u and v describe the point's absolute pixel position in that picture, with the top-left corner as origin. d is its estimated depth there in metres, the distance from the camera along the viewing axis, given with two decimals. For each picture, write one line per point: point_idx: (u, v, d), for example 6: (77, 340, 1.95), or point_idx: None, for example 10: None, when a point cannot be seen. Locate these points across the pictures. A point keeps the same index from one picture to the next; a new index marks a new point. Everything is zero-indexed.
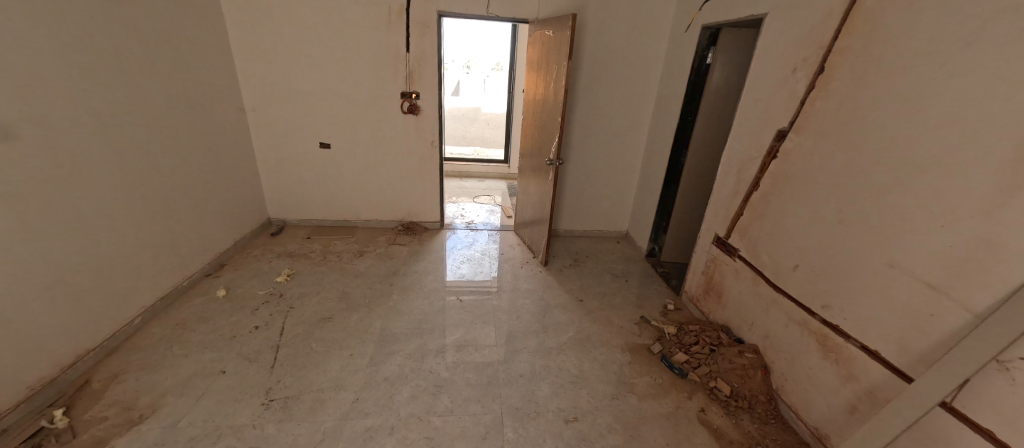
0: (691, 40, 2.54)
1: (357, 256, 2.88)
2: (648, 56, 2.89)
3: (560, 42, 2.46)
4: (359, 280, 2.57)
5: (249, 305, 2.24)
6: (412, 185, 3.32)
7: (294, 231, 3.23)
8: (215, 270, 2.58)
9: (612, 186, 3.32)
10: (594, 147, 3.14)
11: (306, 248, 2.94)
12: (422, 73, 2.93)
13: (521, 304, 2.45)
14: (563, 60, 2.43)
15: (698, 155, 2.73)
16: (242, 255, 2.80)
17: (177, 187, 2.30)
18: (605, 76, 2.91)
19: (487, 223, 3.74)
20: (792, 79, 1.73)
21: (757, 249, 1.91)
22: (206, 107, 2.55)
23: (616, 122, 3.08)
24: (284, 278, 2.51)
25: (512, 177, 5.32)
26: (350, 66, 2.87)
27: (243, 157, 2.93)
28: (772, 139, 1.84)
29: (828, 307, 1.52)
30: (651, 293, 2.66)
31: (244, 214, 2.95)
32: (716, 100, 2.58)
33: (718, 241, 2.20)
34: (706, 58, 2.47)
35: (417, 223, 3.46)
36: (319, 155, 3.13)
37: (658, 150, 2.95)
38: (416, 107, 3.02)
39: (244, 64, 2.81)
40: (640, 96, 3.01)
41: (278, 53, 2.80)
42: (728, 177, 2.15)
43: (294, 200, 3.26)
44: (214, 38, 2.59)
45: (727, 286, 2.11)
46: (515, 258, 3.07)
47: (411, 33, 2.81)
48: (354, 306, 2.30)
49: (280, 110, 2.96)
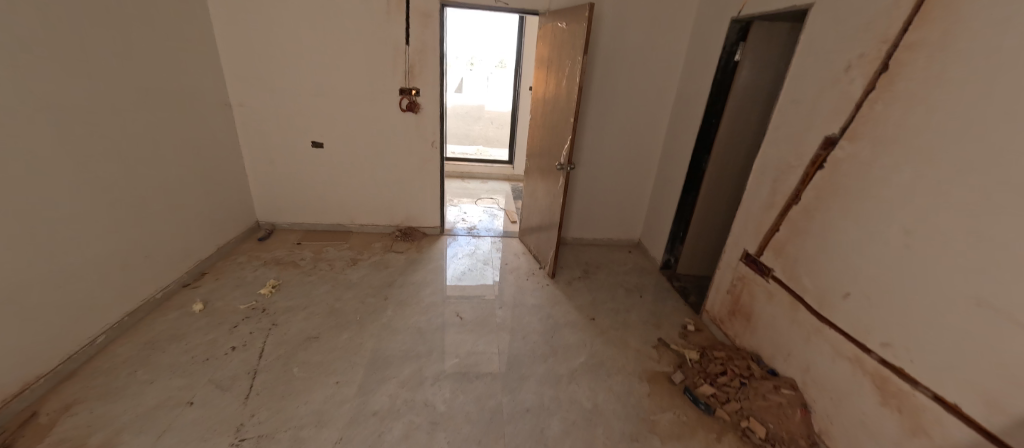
0: (719, 35, 2.32)
1: (350, 265, 2.66)
2: (668, 53, 2.67)
3: (575, 35, 2.24)
4: (351, 293, 2.36)
5: (227, 321, 2.03)
6: (411, 188, 3.10)
7: (284, 236, 3.01)
8: (195, 279, 2.37)
9: (624, 192, 3.10)
10: (607, 151, 2.93)
11: (295, 255, 2.72)
12: (422, 69, 2.72)
13: (527, 321, 2.24)
14: (578, 55, 2.21)
15: (721, 162, 2.52)
16: (225, 263, 2.58)
17: (151, 190, 2.08)
18: (621, 73, 2.69)
19: (490, 229, 3.52)
20: (844, 79, 1.50)
21: (796, 270, 1.69)
22: (187, 102, 2.34)
23: (632, 123, 2.86)
24: (269, 290, 2.30)
25: (516, 179, 5.10)
26: (344, 60, 2.66)
27: (229, 156, 2.72)
28: (817, 146, 1.62)
29: (889, 345, 1.31)
30: (668, 311, 2.44)
31: (230, 218, 2.74)
32: (744, 102, 2.36)
33: (748, 259, 1.99)
34: (735, 55, 2.25)
35: (415, 228, 3.24)
36: (311, 155, 2.92)
37: (678, 154, 2.73)
38: (416, 105, 2.80)
39: (231, 56, 2.59)
40: (658, 96, 2.79)
41: (267, 45, 2.58)
42: (761, 187, 1.93)
43: (285, 203, 3.05)
44: (196, 27, 2.37)
45: (758, 309, 1.90)
46: (520, 268, 2.85)
47: (412, 24, 2.60)
48: (344, 323, 2.09)
49: (270, 106, 2.75)
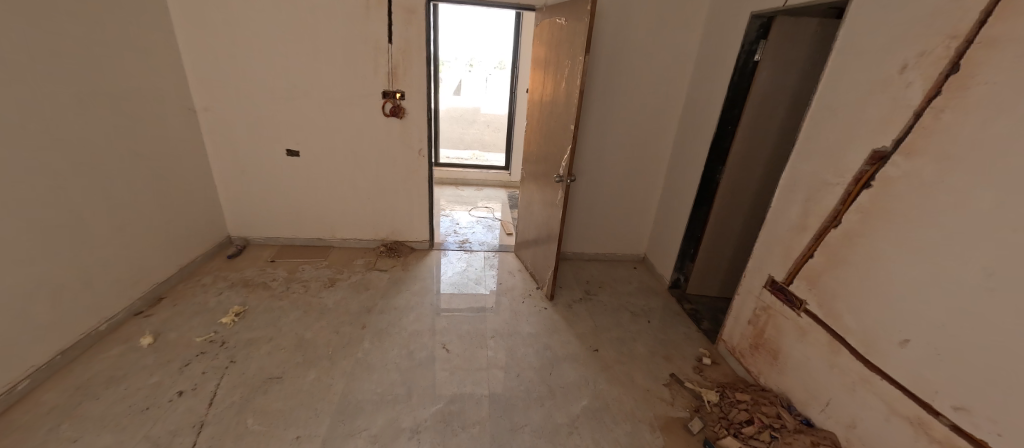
0: (736, 32, 2.07)
1: (327, 286, 2.40)
2: (677, 52, 2.42)
3: (575, 31, 1.98)
4: (325, 321, 2.10)
5: (179, 358, 1.77)
6: (397, 199, 2.85)
7: (257, 252, 2.75)
8: (149, 306, 2.11)
9: (628, 203, 2.85)
10: (610, 159, 2.68)
11: (267, 275, 2.46)
12: (407, 70, 2.48)
13: (522, 353, 1.99)
14: (578, 54, 1.96)
15: (737, 173, 2.27)
16: (187, 285, 2.33)
17: (93, 207, 1.83)
18: (626, 75, 2.45)
19: (484, 242, 3.26)
20: (897, 82, 1.26)
21: (836, 305, 1.45)
22: (143, 107, 2.08)
23: (637, 129, 2.61)
24: (231, 319, 2.04)
25: (513, 185, 4.85)
26: (320, 60, 2.41)
27: (194, 166, 2.47)
28: (863, 161, 1.37)
29: (965, 410, 1.06)
30: (679, 339, 2.19)
31: (195, 234, 2.48)
32: (764, 108, 2.12)
33: (774, 286, 1.74)
34: (755, 54, 2.03)
35: (402, 243, 2.98)
36: (286, 164, 2.66)
37: (689, 164, 2.48)
38: (401, 109, 2.56)
39: (194, 56, 2.34)
40: (666, 99, 2.54)
41: (234, 43, 2.33)
42: (789, 206, 1.68)
43: (259, 216, 2.79)
44: (152, 24, 2.13)
45: (788, 346, 1.65)
46: (515, 288, 2.60)
47: (395, 21, 2.35)
48: (313, 359, 1.84)
49: (239, 111, 2.49)
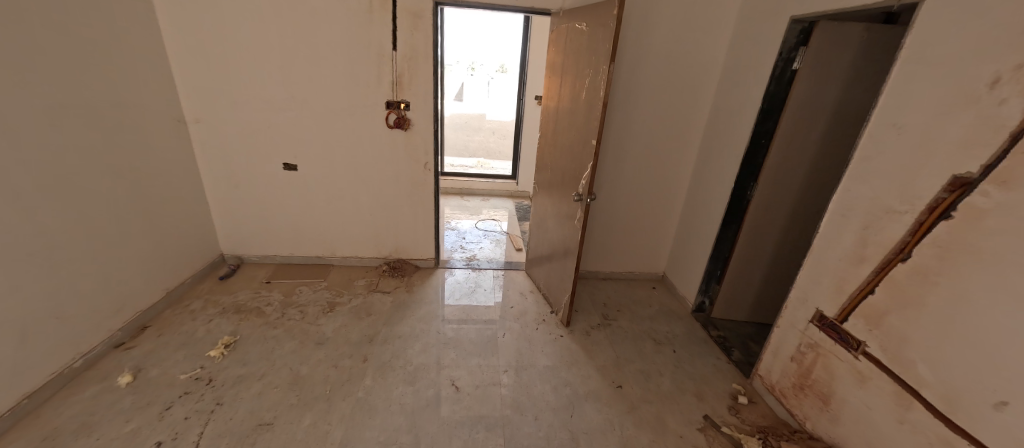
0: (772, 38, 1.90)
1: (325, 312, 2.23)
2: (703, 59, 2.24)
3: (596, 37, 1.81)
4: (322, 353, 1.92)
5: (160, 400, 1.60)
6: (401, 214, 2.67)
7: (252, 271, 2.58)
8: (132, 336, 1.94)
9: (647, 220, 2.67)
10: (629, 174, 2.51)
11: (261, 298, 2.29)
12: (412, 78, 2.31)
13: (539, 392, 1.80)
14: (601, 62, 1.78)
15: (770, 190, 2.10)
16: (175, 311, 2.15)
17: (69, 232, 1.66)
18: (648, 84, 2.28)
19: (492, 259, 3.08)
20: (986, 99, 1.08)
21: (906, 352, 1.26)
22: (127, 120, 1.92)
23: (658, 142, 2.44)
24: (220, 352, 1.86)
25: (520, 195, 4.68)
26: (320, 69, 2.25)
27: (184, 181, 2.30)
28: (940, 188, 1.18)
29: None
30: (709, 372, 2.00)
31: (184, 255, 2.31)
32: (803, 120, 1.94)
33: (824, 322, 1.55)
34: (794, 62, 1.85)
35: (405, 261, 2.80)
36: (283, 179, 2.49)
37: (716, 179, 2.30)
38: (405, 120, 2.39)
39: (184, 63, 2.18)
40: (690, 109, 2.37)
41: (227, 50, 2.17)
42: (842, 233, 1.50)
43: (253, 234, 2.62)
44: (139, 30, 1.97)
45: (843, 391, 1.46)
46: (528, 311, 2.42)
47: (399, 26, 2.19)
48: (309, 400, 1.65)
49: (233, 122, 2.33)
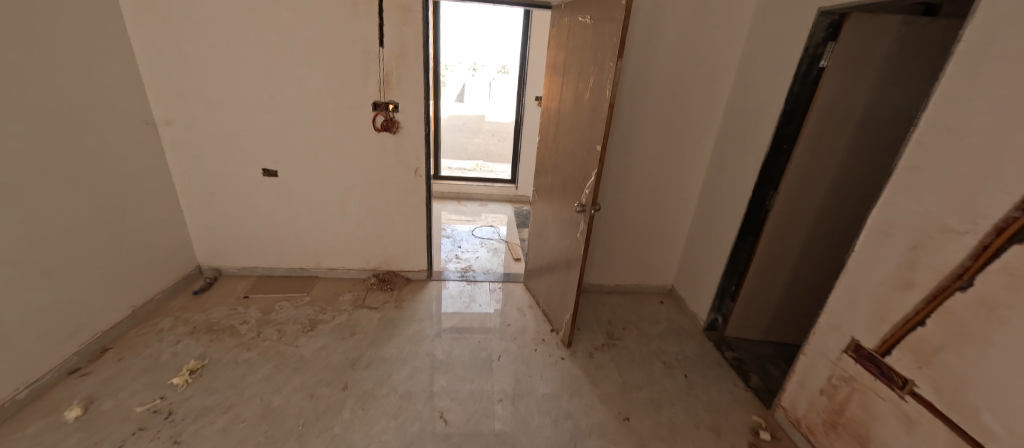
0: (798, 32, 1.71)
1: (305, 331, 2.05)
2: (718, 57, 2.06)
3: (603, 31, 1.62)
4: (298, 380, 1.73)
5: (110, 438, 1.42)
6: (390, 223, 2.49)
7: (230, 285, 2.40)
8: (90, 361, 1.76)
9: (655, 229, 2.49)
10: (635, 181, 2.33)
11: (236, 316, 2.11)
12: (402, 78, 2.14)
13: (538, 425, 1.61)
14: (607, 59, 1.59)
15: (792, 201, 1.91)
16: (141, 330, 1.98)
17: (19, 248, 1.49)
18: (657, 84, 2.10)
19: (489, 269, 2.90)
20: None
21: (966, 397, 1.07)
22: (90, 123, 1.75)
23: (668, 147, 2.26)
24: (184, 379, 1.68)
25: (519, 200, 4.51)
26: (301, 66, 2.07)
27: (155, 188, 2.12)
28: (1008, 207, 0.99)
29: None
30: (726, 401, 1.81)
31: (155, 268, 2.14)
32: (829, 123, 1.75)
33: (861, 354, 1.37)
34: (821, 60, 1.67)
35: (395, 272, 2.62)
36: (263, 185, 2.31)
37: (731, 187, 2.12)
38: (394, 123, 2.21)
39: (152, 60, 2.00)
40: (702, 111, 2.18)
41: (199, 46, 1.99)
42: (882, 254, 1.31)
43: (232, 244, 2.44)
44: (102, 25, 1.80)
45: (887, 436, 1.27)
46: (526, 329, 2.23)
47: (386, 21, 2.01)
48: (280, 437, 1.47)
49: (207, 124, 2.15)
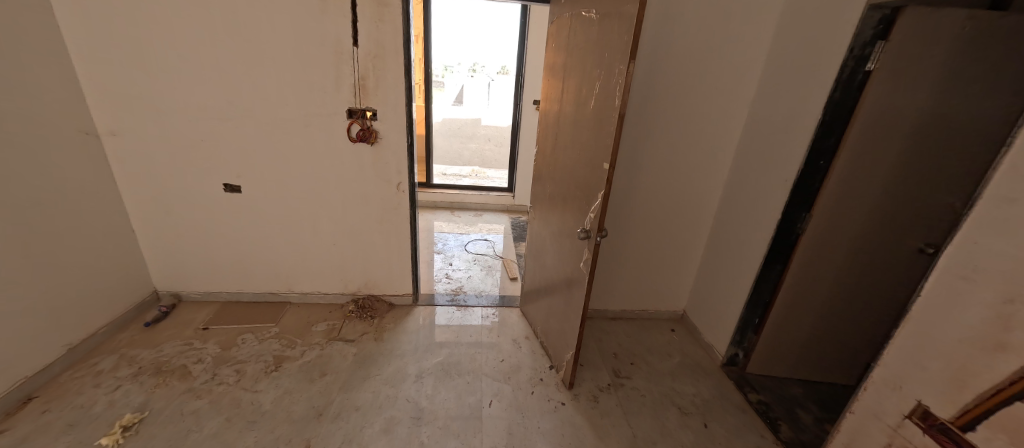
0: (841, 29, 1.45)
1: (267, 372, 1.78)
2: (739, 58, 1.80)
3: (610, 27, 1.36)
4: (252, 439, 1.47)
5: None
6: (370, 243, 2.23)
7: (190, 314, 2.14)
8: (7, 414, 1.49)
9: (666, 251, 2.24)
10: (644, 198, 2.08)
11: (191, 354, 1.85)
12: (379, 81, 1.88)
13: None
14: (615, 61, 1.34)
15: (827, 225, 1.65)
16: (77, 372, 1.71)
17: None
18: (670, 90, 1.85)
19: (481, 292, 2.64)
20: None
21: None
22: (17, 136, 1.50)
23: (682, 160, 2.00)
24: (115, 439, 1.42)
25: (516, 210, 4.26)
26: (265, 69, 1.81)
27: (99, 207, 1.86)
28: None
29: None
30: None
31: (100, 298, 1.88)
32: (874, 136, 1.50)
33: (932, 424, 1.03)
34: (868, 62, 1.41)
35: (377, 297, 2.36)
36: (225, 203, 2.06)
37: (756, 207, 1.87)
38: (371, 132, 1.95)
39: (90, 59, 1.73)
40: (722, 119, 1.92)
41: (143, 43, 1.73)
42: None
43: (194, 267, 2.18)
44: (29, 21, 1.54)
45: None
46: (522, 366, 1.97)
47: (360, 17, 1.76)
48: None
49: (159, 135, 1.89)
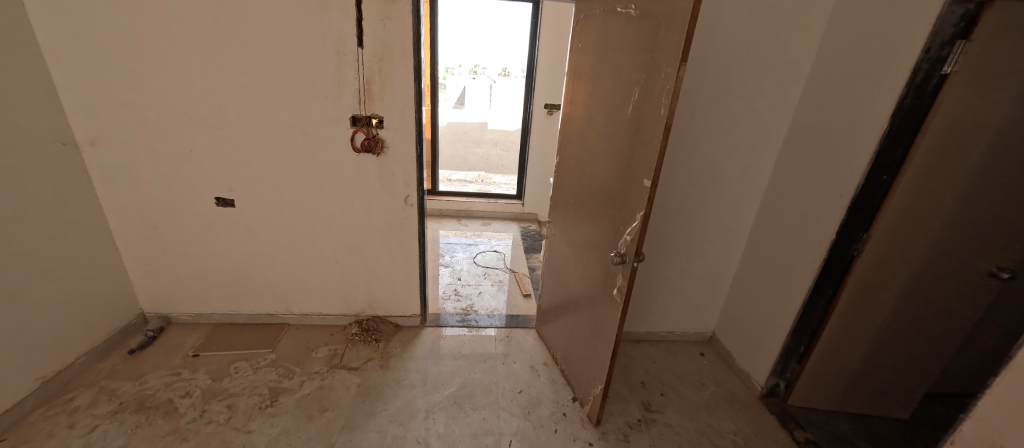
0: (913, 27, 1.28)
1: (262, 408, 1.61)
2: (784, 60, 1.64)
3: (653, 24, 1.19)
4: None
5: None
6: (375, 261, 2.06)
7: (180, 338, 1.97)
8: None
9: (696, 269, 2.06)
10: (675, 213, 1.91)
11: (178, 386, 1.68)
12: (386, 85, 1.71)
13: None
14: (659, 63, 1.17)
15: (889, 247, 1.48)
16: (51, 409, 1.54)
17: None
18: (706, 96, 1.68)
19: (494, 310, 2.46)
20: None
21: None
22: None
23: (717, 171, 1.83)
24: None
25: (525, 218, 4.08)
26: (261, 73, 1.65)
27: (79, 225, 1.70)
28: None
29: None
30: None
31: (80, 324, 1.71)
32: (949, 149, 1.32)
33: None
34: (945, 65, 1.23)
35: (381, 319, 2.19)
36: (218, 218, 1.89)
37: (803, 224, 1.70)
38: (377, 142, 1.79)
39: (68, 62, 1.57)
40: (762, 127, 1.75)
41: (127, 44, 1.56)
42: None
43: (185, 287, 2.02)
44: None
45: None
46: (542, 399, 1.79)
47: (365, 15, 1.59)
48: None
49: (145, 145, 1.72)
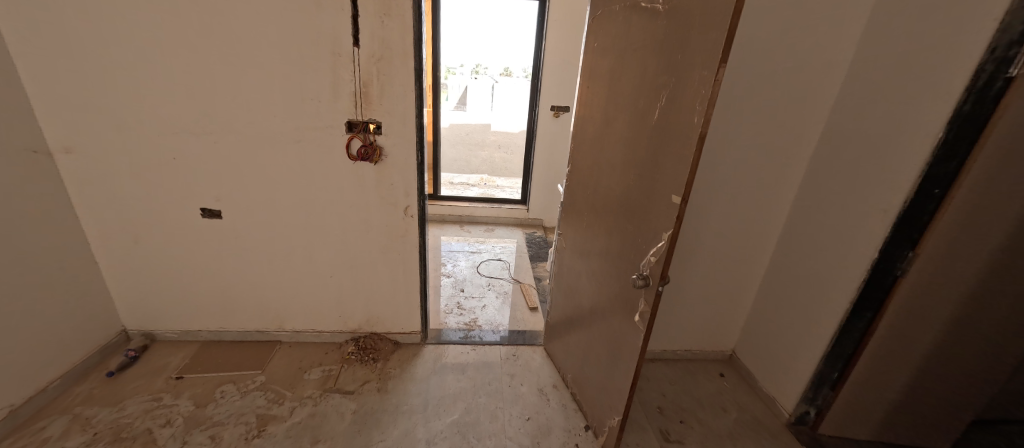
0: (976, 25, 1.14)
1: (248, 439, 1.48)
2: (818, 62, 1.50)
3: (684, 20, 1.05)
4: None
5: None
6: (373, 275, 1.93)
7: (163, 358, 1.85)
8: None
9: (717, 285, 1.93)
10: (696, 226, 1.77)
11: (159, 414, 1.55)
12: (385, 89, 1.58)
13: None
14: (691, 64, 1.03)
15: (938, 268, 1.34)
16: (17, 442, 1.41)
17: None
18: (733, 100, 1.55)
19: (499, 325, 2.32)
20: None
21: None
22: None
23: (742, 182, 1.70)
24: None
25: (530, 224, 3.95)
26: (250, 76, 1.52)
27: (55, 239, 1.57)
28: None
29: None
30: None
31: (55, 345, 1.59)
32: None
33: None
34: (1011, 67, 1.08)
35: (380, 336, 2.06)
36: (205, 230, 1.76)
37: (837, 240, 1.56)
38: (375, 149, 1.66)
39: (37, 63, 1.43)
40: (792, 134, 1.61)
41: (103, 44, 1.43)
42: None
43: (171, 303, 1.89)
44: None
45: None
46: (552, 426, 1.66)
47: (361, 11, 1.46)
48: None
49: (124, 153, 1.60)
